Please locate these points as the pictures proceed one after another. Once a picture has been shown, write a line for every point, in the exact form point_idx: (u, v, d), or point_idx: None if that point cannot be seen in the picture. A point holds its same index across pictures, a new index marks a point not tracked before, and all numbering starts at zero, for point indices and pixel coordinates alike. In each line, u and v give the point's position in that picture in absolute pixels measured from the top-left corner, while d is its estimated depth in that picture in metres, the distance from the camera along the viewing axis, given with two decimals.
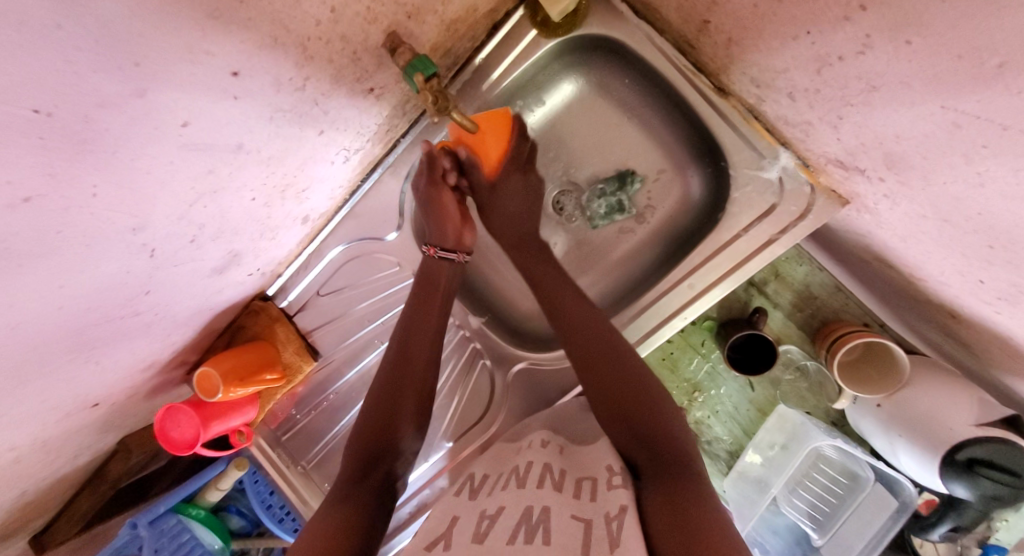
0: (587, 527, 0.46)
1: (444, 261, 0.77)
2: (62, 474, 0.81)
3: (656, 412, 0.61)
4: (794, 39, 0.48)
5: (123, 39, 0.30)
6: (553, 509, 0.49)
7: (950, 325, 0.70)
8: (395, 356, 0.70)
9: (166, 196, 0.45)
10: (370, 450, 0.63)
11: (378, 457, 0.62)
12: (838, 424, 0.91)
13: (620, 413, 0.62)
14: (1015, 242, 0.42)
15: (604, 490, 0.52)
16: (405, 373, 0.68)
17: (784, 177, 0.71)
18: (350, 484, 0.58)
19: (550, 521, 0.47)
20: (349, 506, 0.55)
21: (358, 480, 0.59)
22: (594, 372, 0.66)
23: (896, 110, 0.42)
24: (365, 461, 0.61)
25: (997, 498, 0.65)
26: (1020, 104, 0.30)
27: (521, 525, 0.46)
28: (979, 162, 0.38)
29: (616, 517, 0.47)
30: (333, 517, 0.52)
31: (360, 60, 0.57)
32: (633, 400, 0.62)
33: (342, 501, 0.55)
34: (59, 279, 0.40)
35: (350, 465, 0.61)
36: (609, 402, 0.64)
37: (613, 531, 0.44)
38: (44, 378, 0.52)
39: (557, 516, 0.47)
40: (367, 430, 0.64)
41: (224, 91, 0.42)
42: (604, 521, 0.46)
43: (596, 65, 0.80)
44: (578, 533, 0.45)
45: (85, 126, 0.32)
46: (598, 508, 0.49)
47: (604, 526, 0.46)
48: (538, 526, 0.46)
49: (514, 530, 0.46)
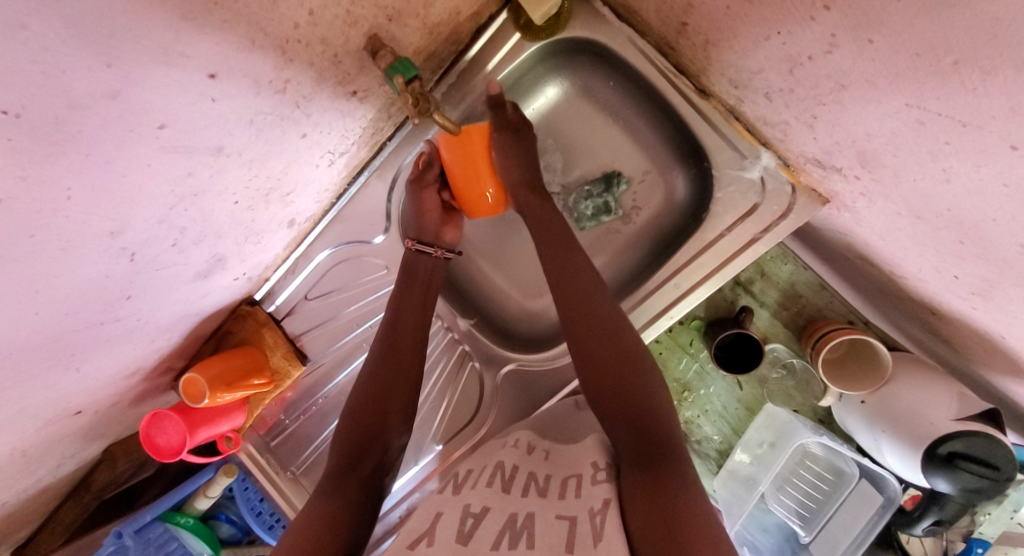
0: (571, 524, 0.46)
1: (421, 255, 0.77)
2: (46, 484, 0.80)
3: (645, 398, 0.58)
4: (765, 40, 0.49)
5: (94, 40, 0.30)
6: (537, 514, 0.49)
7: (931, 322, 0.70)
8: (381, 361, 0.69)
9: (145, 199, 0.45)
10: (354, 446, 0.63)
11: (362, 453, 0.62)
12: (825, 421, 0.91)
13: (613, 399, 0.59)
14: (984, 237, 0.43)
15: (588, 486, 0.53)
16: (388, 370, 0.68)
17: (765, 176, 0.72)
18: (337, 476, 0.59)
19: (534, 525, 0.47)
20: (337, 500, 0.55)
21: (345, 473, 0.59)
22: (587, 345, 0.63)
23: (864, 108, 0.43)
24: (355, 453, 0.62)
25: (975, 490, 0.66)
26: (977, 102, 0.31)
27: (505, 531, 0.47)
28: (944, 160, 0.39)
29: (600, 512, 0.48)
30: (317, 514, 0.53)
31: (342, 63, 0.57)
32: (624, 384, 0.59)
33: (330, 494, 0.56)
34: (35, 283, 0.40)
35: (340, 454, 0.62)
36: (600, 386, 0.61)
37: (596, 527, 0.46)
38: (23, 385, 0.52)
39: (543, 519, 0.48)
40: (351, 425, 0.64)
41: (202, 93, 0.42)
42: (588, 516, 0.47)
43: (581, 67, 0.80)
44: (563, 532, 0.46)
45: (56, 127, 0.32)
46: (582, 505, 0.50)
47: (588, 522, 0.47)
48: (522, 533, 0.46)
49: (499, 536, 0.46)
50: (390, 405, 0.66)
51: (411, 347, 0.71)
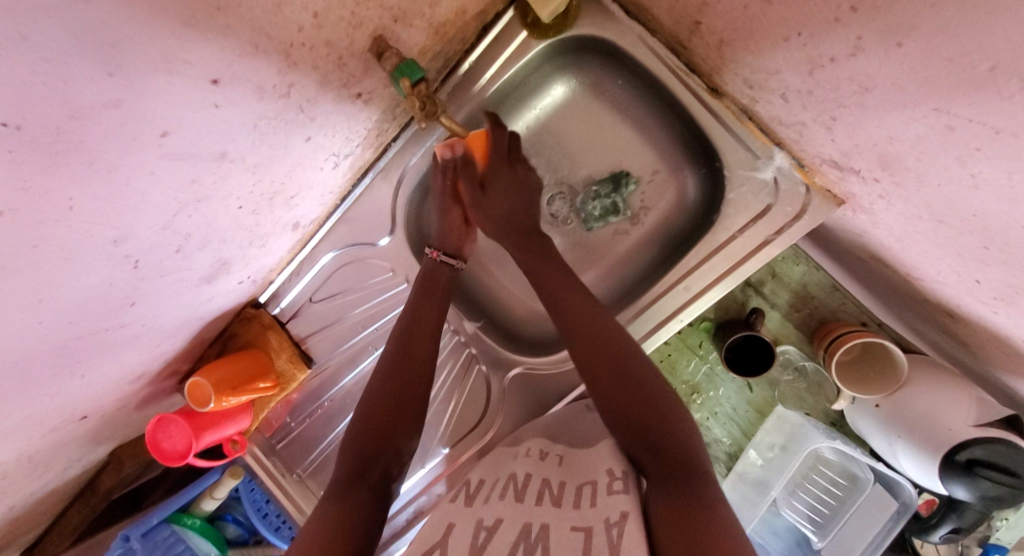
0: (588, 537, 0.45)
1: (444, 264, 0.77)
2: (53, 487, 0.80)
3: (657, 417, 0.58)
4: (785, 40, 0.47)
5: (96, 50, 0.29)
6: (552, 524, 0.48)
7: (949, 325, 0.69)
8: (397, 368, 0.68)
9: (148, 206, 0.44)
10: (366, 453, 0.62)
11: (371, 460, 0.61)
12: (838, 424, 0.90)
13: (625, 422, 0.60)
14: (1011, 244, 0.42)
15: (604, 496, 0.51)
16: (404, 379, 0.67)
17: (779, 177, 0.71)
18: (347, 483, 0.58)
19: (550, 537, 0.46)
20: (345, 505, 0.55)
21: (356, 481, 0.59)
22: (598, 376, 0.63)
23: (888, 112, 0.42)
24: (363, 459, 0.61)
25: (995, 498, 0.64)
26: (1012, 107, 0.29)
27: (520, 543, 0.46)
28: (973, 165, 0.37)
29: (617, 523, 0.46)
30: (327, 521, 0.52)
31: (347, 65, 0.56)
32: (634, 407, 0.59)
33: (339, 500, 0.56)
34: (38, 293, 0.40)
35: (346, 463, 0.61)
36: (612, 408, 0.61)
37: (612, 539, 0.44)
38: (28, 393, 0.51)
39: (557, 530, 0.47)
40: (363, 430, 0.64)
41: (205, 99, 0.41)
42: (604, 527, 0.46)
43: (588, 65, 0.79)
44: (577, 544, 0.44)
45: (57, 138, 0.31)
46: (598, 515, 0.48)
47: (604, 534, 0.45)
48: (537, 544, 0.45)
49: (513, 548, 0.45)
50: (403, 409, 0.66)
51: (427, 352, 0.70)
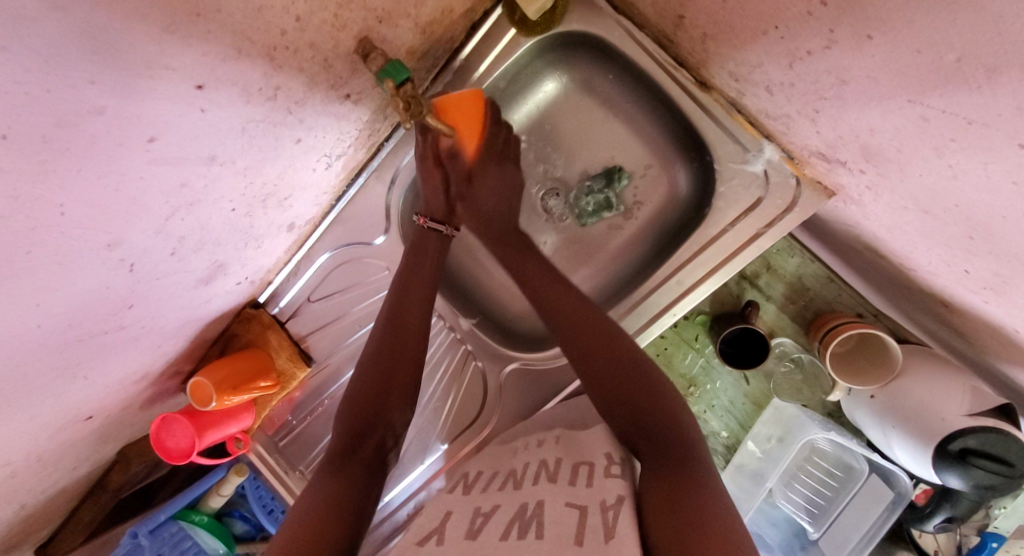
0: (583, 516, 0.45)
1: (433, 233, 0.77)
2: (62, 486, 0.82)
3: (647, 396, 0.60)
4: (764, 34, 0.47)
5: (75, 59, 0.29)
6: (547, 502, 0.49)
7: (943, 314, 0.69)
8: (388, 337, 0.69)
9: (140, 211, 0.45)
10: (359, 422, 0.63)
11: (365, 434, 0.63)
12: (834, 415, 0.90)
13: (618, 400, 0.62)
14: (992, 233, 0.42)
15: (600, 478, 0.52)
16: (397, 349, 0.68)
17: (768, 170, 0.71)
18: (339, 458, 0.60)
19: (544, 514, 0.46)
20: (340, 481, 0.56)
21: (347, 454, 0.60)
22: (595, 364, 0.65)
23: (865, 103, 0.42)
24: (354, 437, 0.62)
25: (989, 487, 0.65)
26: (980, 100, 0.30)
27: (515, 521, 0.46)
28: (950, 155, 0.37)
29: (613, 506, 0.46)
30: (317, 497, 0.53)
31: (333, 67, 0.57)
32: (628, 386, 0.62)
33: (333, 476, 0.57)
34: (35, 297, 0.41)
35: (340, 438, 0.62)
36: (604, 391, 0.63)
37: (607, 521, 0.44)
38: (32, 396, 0.52)
39: (552, 506, 0.47)
40: (353, 409, 0.65)
41: (191, 104, 0.42)
42: (599, 509, 0.46)
43: (579, 62, 0.79)
44: (572, 521, 0.44)
45: (44, 146, 0.31)
46: (593, 496, 0.49)
47: (599, 516, 0.45)
48: (532, 520, 0.46)
49: (508, 524, 0.46)
50: (398, 374, 0.67)
51: (418, 329, 0.70)
